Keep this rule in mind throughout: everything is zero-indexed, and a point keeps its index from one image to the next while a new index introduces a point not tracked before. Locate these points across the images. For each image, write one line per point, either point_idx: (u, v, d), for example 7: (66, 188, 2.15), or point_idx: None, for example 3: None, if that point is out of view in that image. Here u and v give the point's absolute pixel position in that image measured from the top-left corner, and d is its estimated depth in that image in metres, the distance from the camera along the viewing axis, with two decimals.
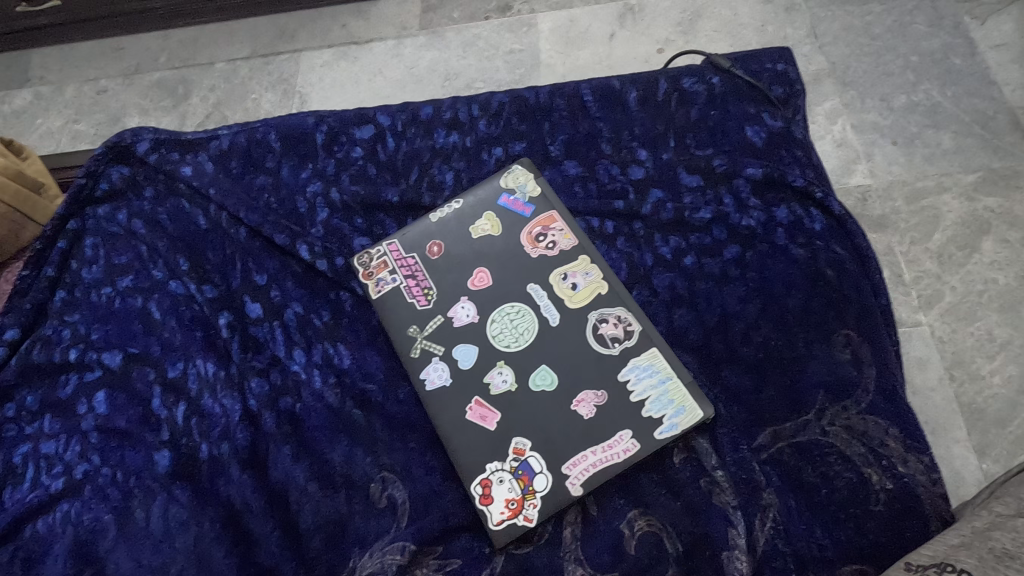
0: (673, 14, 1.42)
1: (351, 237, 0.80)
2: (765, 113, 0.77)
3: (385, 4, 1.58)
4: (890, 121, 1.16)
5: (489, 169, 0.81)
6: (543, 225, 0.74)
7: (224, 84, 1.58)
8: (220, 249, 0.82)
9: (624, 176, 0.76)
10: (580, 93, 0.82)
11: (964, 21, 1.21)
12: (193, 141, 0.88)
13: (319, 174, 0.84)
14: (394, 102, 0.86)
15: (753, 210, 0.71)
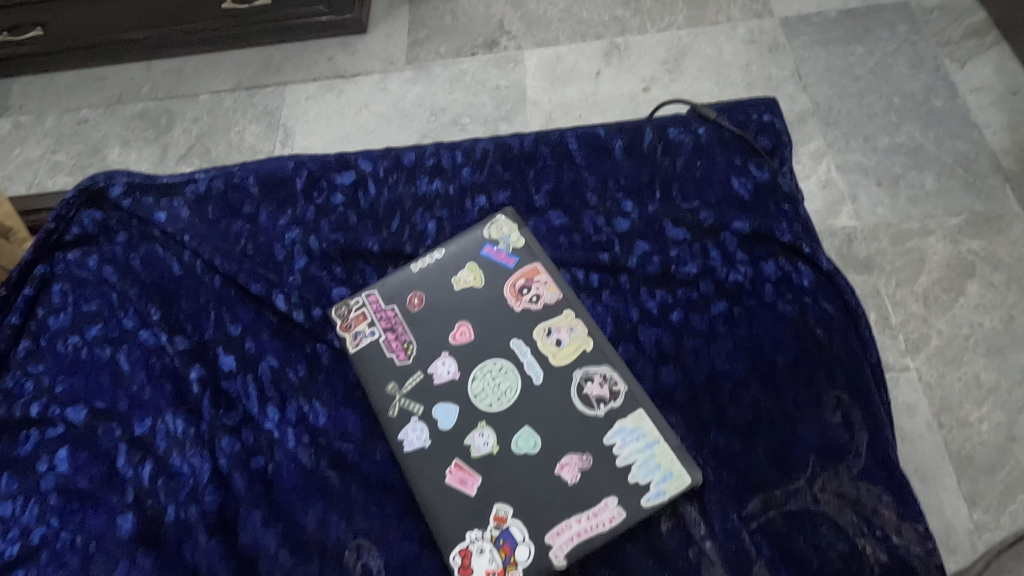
0: (658, 52, 1.65)
1: (331, 286, 0.78)
2: (752, 165, 0.76)
3: (374, 42, 1.80)
4: (875, 162, 1.41)
5: (473, 218, 0.79)
6: (527, 277, 0.72)
7: (206, 115, 1.76)
8: (194, 297, 0.79)
9: (610, 228, 0.75)
10: (565, 140, 0.81)
11: (905, 84, 1.49)
12: (169, 185, 0.86)
13: (297, 220, 0.82)
14: (377, 148, 0.85)
15: (740, 264, 0.71)
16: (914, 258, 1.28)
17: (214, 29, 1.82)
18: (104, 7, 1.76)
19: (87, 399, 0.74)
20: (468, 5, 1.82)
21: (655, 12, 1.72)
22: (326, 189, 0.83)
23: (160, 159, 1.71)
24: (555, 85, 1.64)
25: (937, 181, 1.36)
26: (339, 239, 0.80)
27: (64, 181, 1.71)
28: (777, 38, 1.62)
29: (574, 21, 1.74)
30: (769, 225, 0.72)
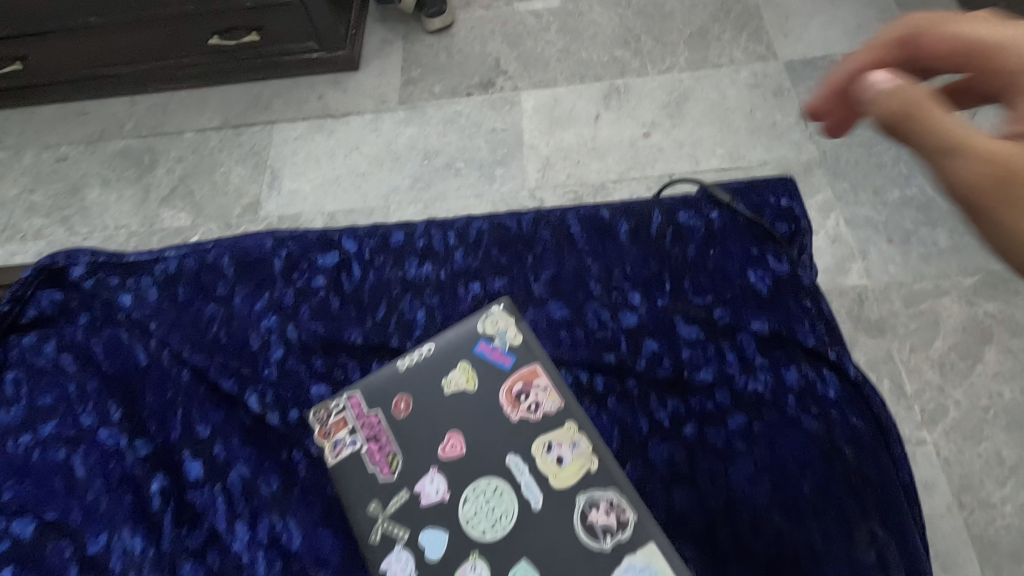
0: (659, 95, 1.60)
1: (307, 383, 0.74)
2: (770, 257, 0.77)
3: (365, 79, 1.75)
4: (885, 217, 1.35)
5: (466, 306, 0.78)
6: (525, 380, 0.67)
7: (191, 154, 1.69)
8: (161, 391, 0.74)
9: (615, 322, 0.76)
10: (568, 224, 0.82)
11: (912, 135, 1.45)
12: (136, 263, 0.83)
13: (276, 305, 0.79)
14: (361, 228, 0.83)
15: (761, 371, 0.72)
16: (929, 320, 1.22)
17: (202, 64, 1.76)
18: (86, 42, 1.70)
19: (36, 509, 0.68)
20: (462, 42, 1.77)
21: (657, 54, 1.67)
22: (305, 270, 0.81)
23: (142, 200, 1.64)
24: (553, 129, 1.58)
25: (952, 238, 1.30)
26: (319, 328, 0.77)
27: (41, 223, 1.64)
28: (782, 82, 1.57)
29: (572, 61, 1.69)
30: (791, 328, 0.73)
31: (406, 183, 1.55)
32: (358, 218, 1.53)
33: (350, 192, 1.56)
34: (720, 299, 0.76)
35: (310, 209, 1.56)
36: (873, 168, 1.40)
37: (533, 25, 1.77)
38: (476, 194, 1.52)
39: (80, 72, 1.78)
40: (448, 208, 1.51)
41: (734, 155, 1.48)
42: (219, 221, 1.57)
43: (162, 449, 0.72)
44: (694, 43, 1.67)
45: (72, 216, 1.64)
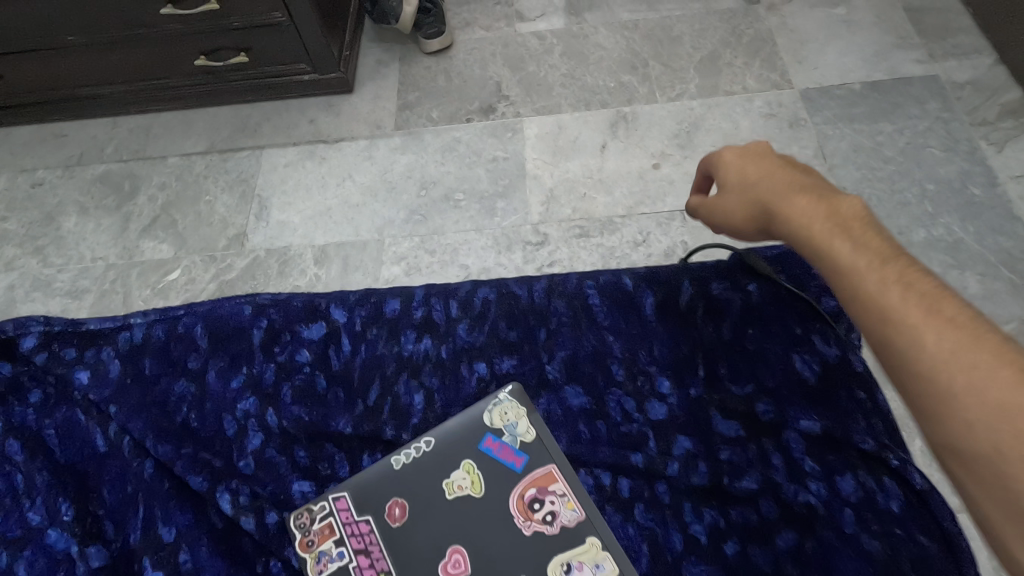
0: (669, 123, 1.52)
1: (289, 477, 0.81)
2: (818, 342, 0.86)
3: (358, 103, 1.66)
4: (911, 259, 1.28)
5: (468, 388, 0.87)
6: (540, 487, 0.77)
7: (175, 181, 1.60)
8: (118, 487, 0.81)
9: (642, 416, 0.83)
10: (587, 293, 0.93)
11: (937, 170, 1.38)
12: (96, 334, 0.91)
13: (253, 385, 0.87)
14: (351, 297, 0.94)
15: (811, 479, 0.77)
16: None
17: (188, 85, 1.67)
18: (66, 63, 1.61)
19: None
20: (462, 65, 1.69)
21: (666, 80, 1.59)
22: (289, 344, 0.90)
23: (121, 230, 1.54)
24: (556, 159, 1.50)
25: (981, 283, 1.24)
26: (301, 410, 0.85)
27: (12, 253, 1.54)
28: (797, 112, 1.49)
29: (577, 87, 1.61)
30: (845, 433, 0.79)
31: (402, 216, 1.47)
32: (350, 252, 1.44)
33: (342, 224, 1.47)
34: (762, 388, 0.83)
35: (300, 242, 1.46)
36: (894, 208, 1.34)
37: (536, 48, 1.70)
38: (476, 228, 1.43)
39: (58, 92, 1.69)
40: (445, 242, 1.42)
41: None
42: (203, 253, 1.48)
43: (120, 553, 0.77)
44: (705, 68, 1.60)
45: (46, 246, 1.54)
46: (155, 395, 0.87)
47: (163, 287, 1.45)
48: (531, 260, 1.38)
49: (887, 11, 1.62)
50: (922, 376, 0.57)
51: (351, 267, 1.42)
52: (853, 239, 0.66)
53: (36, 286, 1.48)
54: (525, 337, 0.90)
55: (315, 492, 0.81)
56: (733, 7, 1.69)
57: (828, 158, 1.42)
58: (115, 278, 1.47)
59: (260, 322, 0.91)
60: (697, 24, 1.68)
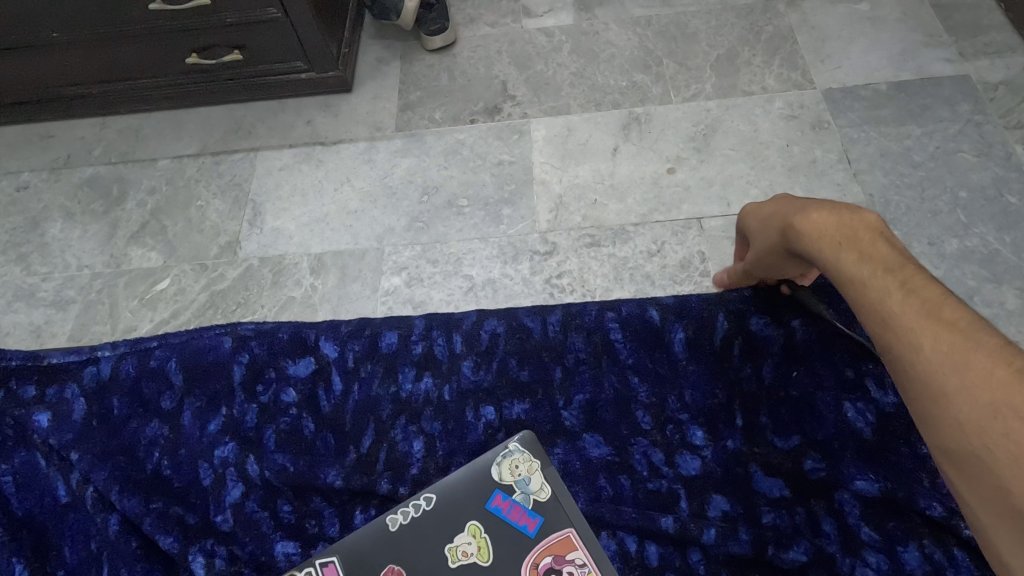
0: (684, 126, 1.44)
1: (272, 537, 0.77)
2: (873, 387, 0.80)
3: (358, 103, 1.59)
4: (943, 271, 1.21)
5: (474, 436, 0.82)
6: (557, 555, 0.71)
7: (164, 186, 1.53)
8: (80, 546, 0.77)
9: (674, 471, 0.78)
10: (608, 328, 0.87)
11: (970, 176, 1.30)
12: (61, 369, 0.87)
13: (234, 428, 0.83)
14: (342, 329, 0.89)
15: (867, 550, 0.70)
16: None
17: (180, 85, 1.60)
18: (51, 62, 1.54)
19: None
20: (466, 63, 1.62)
21: (680, 79, 1.51)
22: (274, 382, 0.85)
23: (108, 237, 1.47)
24: (566, 163, 1.43)
25: (1021, 297, 1.16)
26: (285, 460, 0.81)
27: None
28: (820, 114, 1.42)
29: (587, 86, 1.54)
30: (908, 496, 0.72)
31: (403, 224, 1.39)
32: (347, 262, 1.36)
33: (339, 232, 1.40)
34: (809, 441, 0.78)
35: (295, 251, 1.39)
36: (925, 217, 1.26)
37: (544, 45, 1.62)
38: (480, 236, 1.35)
39: (42, 91, 1.61)
40: (448, 251, 1.35)
41: (769, 197, 1.32)
42: (194, 262, 1.41)
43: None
44: (722, 67, 1.52)
45: (30, 254, 1.47)
46: (123, 440, 0.83)
47: (151, 297, 1.38)
48: (538, 271, 1.30)
49: (914, 7, 1.54)
50: (916, 383, 0.60)
51: (349, 277, 1.34)
52: (859, 253, 0.68)
53: (18, 296, 1.41)
54: (537, 377, 0.85)
55: (300, 554, 0.76)
56: (751, 3, 1.62)
57: (853, 163, 1.34)
58: (101, 288, 1.40)
59: (241, 358, 0.86)
60: (714, 20, 1.60)
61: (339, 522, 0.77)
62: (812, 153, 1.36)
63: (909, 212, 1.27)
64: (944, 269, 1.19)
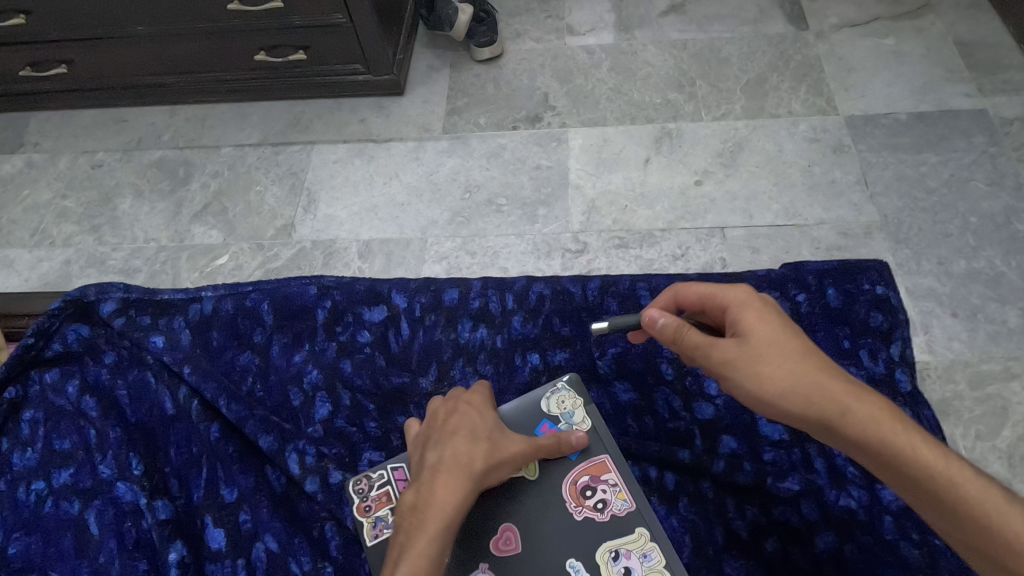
0: (712, 142, 1.54)
1: (362, 447, 0.93)
2: (862, 353, 1.01)
3: (409, 105, 1.71)
4: (949, 287, 1.29)
5: (521, 376, 0.98)
6: (593, 475, 0.81)
7: (226, 170, 1.66)
8: (184, 448, 0.92)
9: (693, 413, 0.93)
10: (638, 291, 1.03)
11: (980, 202, 1.38)
12: (168, 303, 1.04)
13: (318, 358, 1.00)
14: (411, 285, 1.06)
15: (852, 485, 0.85)
16: (996, 407, 1.16)
17: (245, 79, 1.73)
18: (134, 53, 1.68)
19: (47, 565, 0.84)
20: (511, 75, 1.73)
21: (711, 99, 1.62)
22: (351, 324, 1.03)
23: (174, 214, 1.60)
24: (600, 170, 1.53)
25: (1022, 318, 1.24)
26: (363, 383, 0.98)
27: (71, 230, 1.60)
28: (842, 138, 1.51)
29: (623, 101, 1.64)
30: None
31: (445, 217, 1.50)
32: (393, 249, 1.47)
33: (387, 221, 1.51)
34: None
35: (345, 236, 1.50)
36: (934, 236, 1.35)
37: (585, 62, 1.73)
38: (517, 233, 1.46)
39: (119, 78, 1.76)
40: (486, 244, 1.45)
41: (790, 212, 1.41)
42: (251, 241, 1.52)
43: (184, 510, 0.88)
44: (752, 90, 1.62)
45: (102, 226, 1.60)
46: (221, 364, 0.99)
47: (210, 271, 1.50)
48: (569, 267, 1.40)
49: (937, 44, 1.63)
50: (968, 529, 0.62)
51: (394, 262, 1.45)
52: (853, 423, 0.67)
53: (91, 263, 1.54)
54: (578, 332, 1.01)
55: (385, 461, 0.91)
56: (782, 32, 1.72)
57: (870, 184, 1.43)
58: (166, 260, 1.52)
59: (324, 303, 1.03)
60: (746, 46, 1.71)
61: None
62: (831, 172, 1.46)
63: (921, 232, 1.36)
64: (949, 286, 1.27)
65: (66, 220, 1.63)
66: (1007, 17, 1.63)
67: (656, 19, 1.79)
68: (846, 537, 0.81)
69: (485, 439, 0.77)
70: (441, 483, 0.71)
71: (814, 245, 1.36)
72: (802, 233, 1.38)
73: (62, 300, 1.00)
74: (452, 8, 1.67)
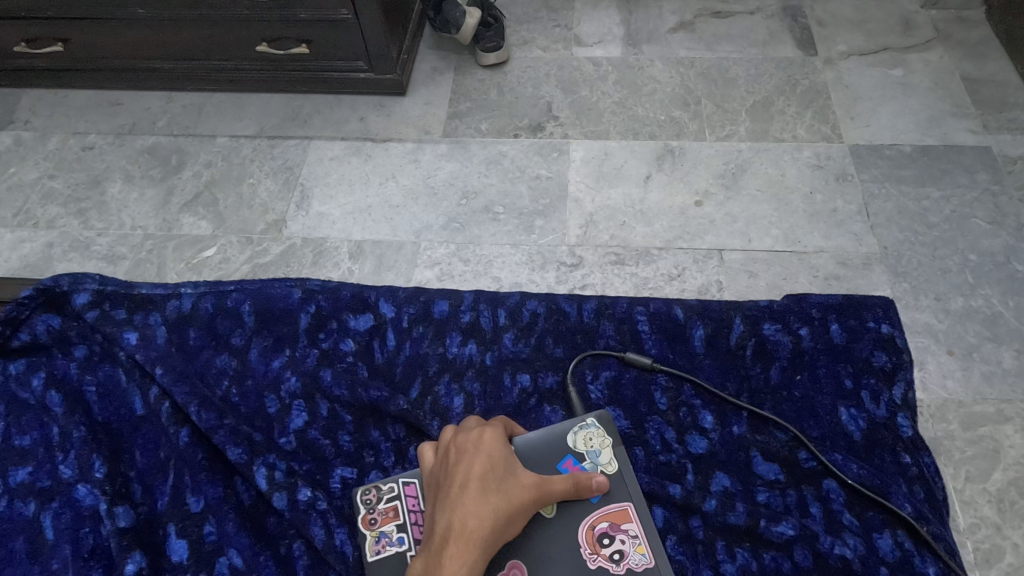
0: (715, 163, 1.52)
1: (333, 463, 0.90)
2: (865, 394, 0.95)
3: (410, 106, 1.68)
4: (946, 323, 1.27)
5: (509, 397, 0.95)
6: (614, 522, 0.78)
7: (220, 161, 1.62)
8: (150, 454, 0.89)
9: (686, 447, 0.91)
10: (636, 316, 1.02)
11: (980, 239, 1.37)
12: (146, 299, 1.02)
13: (300, 366, 0.97)
14: (400, 295, 1.04)
15: (848, 533, 0.83)
16: (988, 449, 1.12)
17: (245, 71, 1.70)
18: (130, 35, 1.65)
19: None
20: (516, 81, 1.71)
21: (716, 119, 1.60)
22: (335, 332, 1.00)
23: (162, 203, 1.56)
24: (600, 183, 1.51)
25: (1018, 359, 1.22)
26: (342, 394, 0.94)
27: (55, 212, 1.56)
28: (845, 167, 1.49)
29: (628, 116, 1.62)
30: (885, 491, 0.85)
31: (440, 222, 1.47)
32: (385, 251, 1.44)
33: (380, 222, 1.48)
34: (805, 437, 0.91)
35: (337, 236, 1.47)
36: (932, 272, 1.33)
37: (591, 73, 1.72)
38: (512, 243, 1.43)
39: (114, 61, 1.72)
40: (480, 252, 1.42)
41: (789, 238, 1.39)
42: (241, 235, 1.49)
43: (146, 518, 0.84)
44: (757, 114, 1.61)
45: (89, 210, 1.56)
46: (196, 366, 0.97)
47: (196, 263, 1.46)
48: (563, 281, 1.37)
49: (945, 78, 1.62)
50: None
51: (385, 266, 1.42)
52: None
53: (74, 247, 1.50)
54: (570, 354, 0.99)
55: (355, 479, 0.89)
56: (791, 56, 1.71)
57: (872, 215, 1.42)
58: (151, 249, 1.48)
59: (308, 307, 1.01)
60: (754, 68, 1.69)
61: (394, 457, 0.91)
62: (832, 201, 1.44)
63: (920, 267, 1.34)
64: (946, 323, 1.25)
65: (48, 200, 1.58)
66: (1015, 56, 1.62)
67: (664, 35, 1.78)
68: None
69: (492, 495, 0.71)
70: (448, 558, 0.67)
71: (812, 273, 1.34)
72: (801, 260, 1.36)
73: (33, 288, 0.98)
74: (460, 11, 1.64)
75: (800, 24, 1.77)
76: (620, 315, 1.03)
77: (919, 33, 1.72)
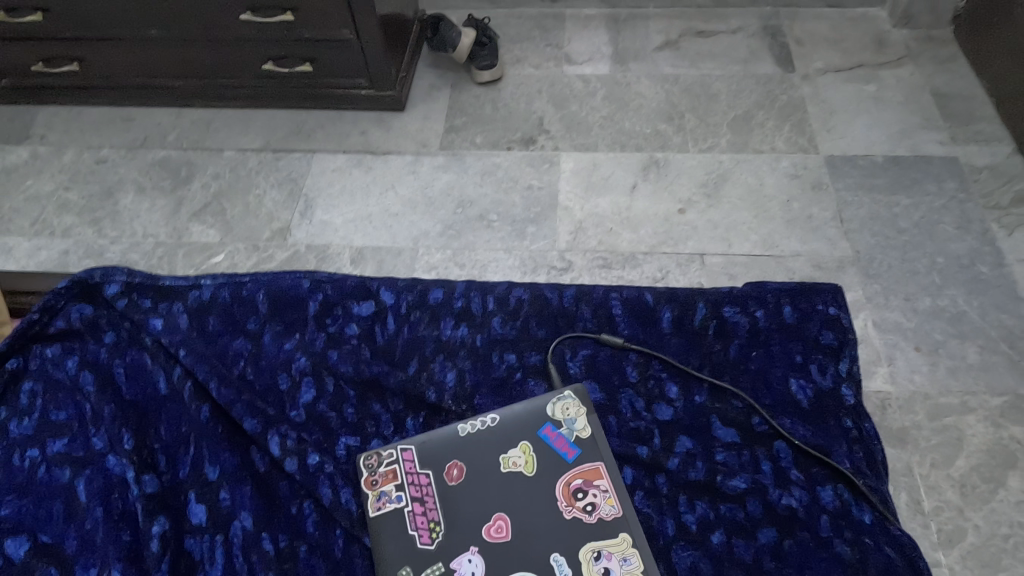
0: (697, 173, 1.61)
1: (338, 432, 0.97)
2: (811, 366, 1.02)
3: (408, 120, 1.77)
4: (915, 322, 1.35)
5: (497, 372, 1.03)
6: (587, 479, 0.89)
7: (228, 173, 1.71)
8: (175, 428, 0.95)
9: (650, 414, 0.99)
10: (611, 301, 1.09)
11: (947, 242, 1.45)
12: (170, 290, 1.09)
13: (307, 347, 1.04)
14: (399, 283, 1.11)
15: (795, 487, 0.92)
16: (952, 438, 1.19)
17: (252, 88, 1.79)
18: (143, 55, 1.74)
19: (37, 525, 0.87)
20: (509, 98, 1.80)
21: (699, 132, 1.69)
22: (340, 317, 1.08)
23: (173, 212, 1.64)
24: (588, 192, 1.59)
25: (980, 354, 1.29)
26: (347, 370, 1.01)
27: (71, 221, 1.64)
28: (820, 176, 1.58)
29: (615, 130, 1.71)
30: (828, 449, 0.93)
31: (437, 230, 1.55)
32: (385, 257, 1.52)
33: (381, 230, 1.56)
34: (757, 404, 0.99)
35: (339, 242, 1.55)
36: (902, 273, 1.41)
37: (581, 90, 1.81)
38: (505, 248, 1.51)
39: (127, 79, 1.81)
40: (475, 257, 1.50)
41: (767, 242, 1.47)
42: (247, 242, 1.57)
43: (169, 485, 0.91)
44: (738, 126, 1.70)
45: (102, 219, 1.64)
46: (217, 348, 1.04)
47: (206, 268, 1.53)
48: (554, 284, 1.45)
49: (915, 93, 1.72)
50: None
51: (385, 270, 1.50)
52: None
53: (89, 254, 1.58)
54: (552, 336, 1.07)
55: (359, 446, 0.96)
56: (770, 73, 1.80)
57: (845, 221, 1.50)
58: (163, 255, 1.56)
59: (316, 295, 1.08)
60: (735, 84, 1.78)
61: (393, 426, 0.98)
62: (808, 207, 1.53)
63: (891, 270, 1.42)
64: (914, 322, 1.32)
65: (63, 212, 1.66)
66: (982, 72, 1.72)
67: (650, 54, 1.88)
68: (786, 533, 0.88)
69: None
70: None
71: (788, 276, 1.42)
72: (777, 263, 1.44)
73: (64, 282, 1.05)
74: (456, 32, 1.75)
75: (780, 42, 1.87)
76: (599, 302, 1.10)
77: (891, 50, 1.82)
